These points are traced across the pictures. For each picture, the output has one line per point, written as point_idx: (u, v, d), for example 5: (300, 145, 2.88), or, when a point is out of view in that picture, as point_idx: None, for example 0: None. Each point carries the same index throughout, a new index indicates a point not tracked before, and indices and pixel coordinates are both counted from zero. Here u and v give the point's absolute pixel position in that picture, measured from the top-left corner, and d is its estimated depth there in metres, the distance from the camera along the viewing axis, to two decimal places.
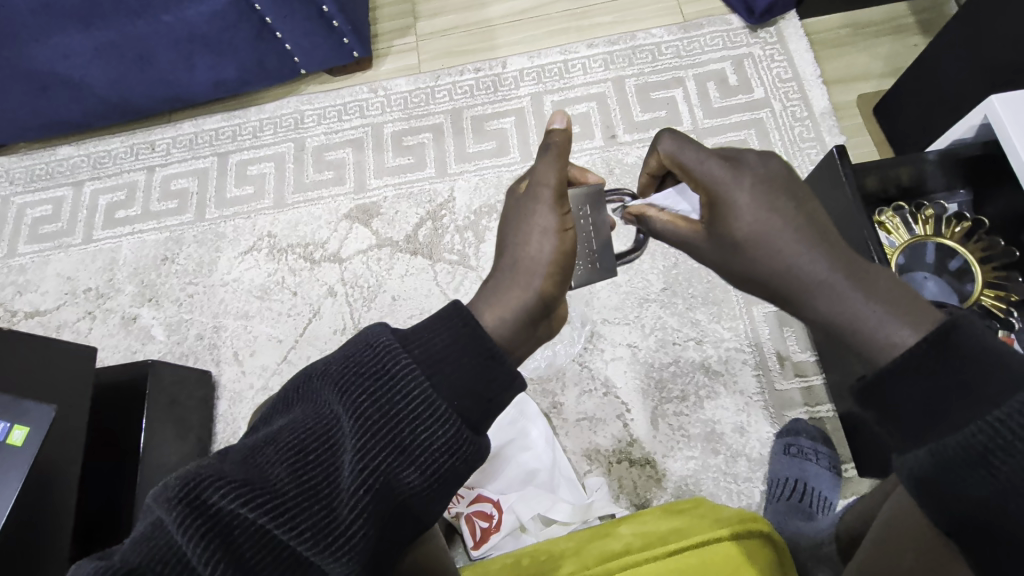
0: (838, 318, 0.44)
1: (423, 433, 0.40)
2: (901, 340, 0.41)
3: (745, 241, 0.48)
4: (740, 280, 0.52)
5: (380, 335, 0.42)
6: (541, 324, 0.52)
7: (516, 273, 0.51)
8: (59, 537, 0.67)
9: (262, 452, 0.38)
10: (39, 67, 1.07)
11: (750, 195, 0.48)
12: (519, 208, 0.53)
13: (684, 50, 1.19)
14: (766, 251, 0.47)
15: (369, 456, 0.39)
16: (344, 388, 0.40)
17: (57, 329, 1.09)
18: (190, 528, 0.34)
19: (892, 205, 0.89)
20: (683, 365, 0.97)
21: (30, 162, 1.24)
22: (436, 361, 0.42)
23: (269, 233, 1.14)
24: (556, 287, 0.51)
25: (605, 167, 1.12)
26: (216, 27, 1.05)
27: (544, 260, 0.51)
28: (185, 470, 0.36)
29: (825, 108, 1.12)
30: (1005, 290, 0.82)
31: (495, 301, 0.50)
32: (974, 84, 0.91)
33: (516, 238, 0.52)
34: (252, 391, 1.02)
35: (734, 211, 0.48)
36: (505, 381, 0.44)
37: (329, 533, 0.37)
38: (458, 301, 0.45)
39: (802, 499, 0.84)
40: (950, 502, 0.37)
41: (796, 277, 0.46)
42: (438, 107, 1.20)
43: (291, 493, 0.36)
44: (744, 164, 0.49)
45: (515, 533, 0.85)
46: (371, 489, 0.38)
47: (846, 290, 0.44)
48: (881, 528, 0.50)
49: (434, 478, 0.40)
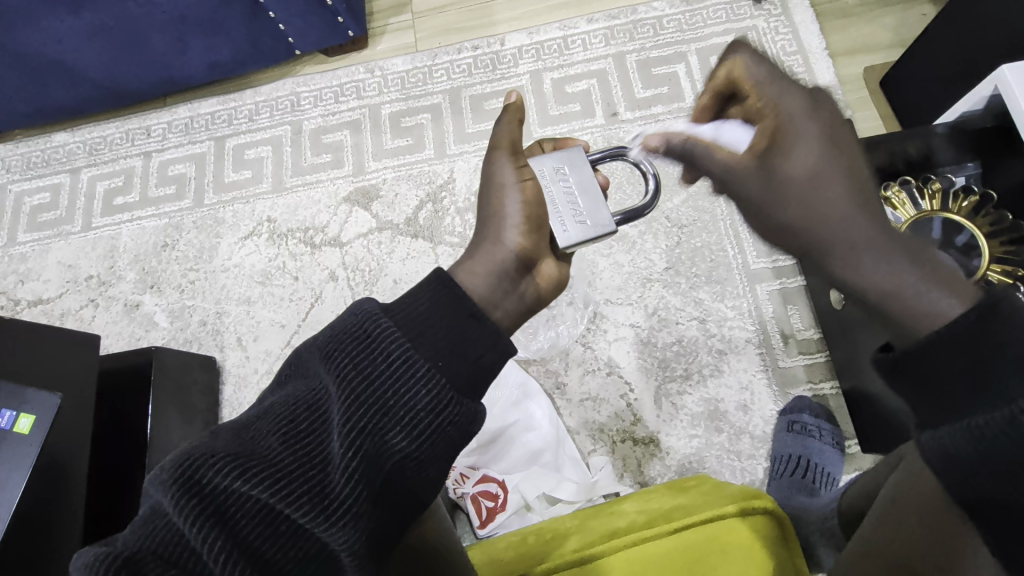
0: (881, 278, 0.42)
1: (405, 392, 0.39)
2: (944, 308, 0.40)
3: (793, 183, 0.46)
4: (766, 226, 0.49)
5: (362, 302, 0.42)
6: (523, 281, 0.51)
7: (489, 232, 0.52)
8: (72, 520, 0.67)
9: (254, 426, 0.38)
10: (31, 50, 1.05)
11: (819, 135, 0.46)
12: (487, 167, 0.56)
13: (687, 23, 1.16)
14: (819, 193, 0.44)
15: (356, 419, 0.38)
16: (328, 356, 0.40)
17: (60, 317, 1.09)
18: (184, 504, 0.34)
19: (898, 179, 0.87)
20: (687, 344, 0.97)
21: (26, 149, 1.22)
22: (418, 323, 0.42)
23: (269, 218, 1.13)
24: (531, 242, 0.52)
25: (606, 145, 1.10)
26: (207, 7, 1.03)
27: (515, 217, 0.52)
28: (181, 450, 0.37)
29: (830, 82, 1.10)
30: (1012, 266, 0.79)
31: (475, 262, 0.50)
32: (984, 53, 0.89)
33: (488, 202, 0.54)
34: (257, 375, 1.03)
35: (795, 150, 0.46)
36: (492, 340, 0.44)
37: (324, 499, 0.36)
38: (441, 268, 0.45)
39: (805, 476, 0.85)
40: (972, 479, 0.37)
41: (841, 221, 0.44)
42: (437, 86, 1.18)
43: (284, 462, 0.36)
44: (821, 104, 0.47)
45: (521, 512, 0.86)
46: (360, 450, 0.38)
47: (893, 248, 0.43)
48: (887, 499, 0.50)
49: (425, 441, 0.40)
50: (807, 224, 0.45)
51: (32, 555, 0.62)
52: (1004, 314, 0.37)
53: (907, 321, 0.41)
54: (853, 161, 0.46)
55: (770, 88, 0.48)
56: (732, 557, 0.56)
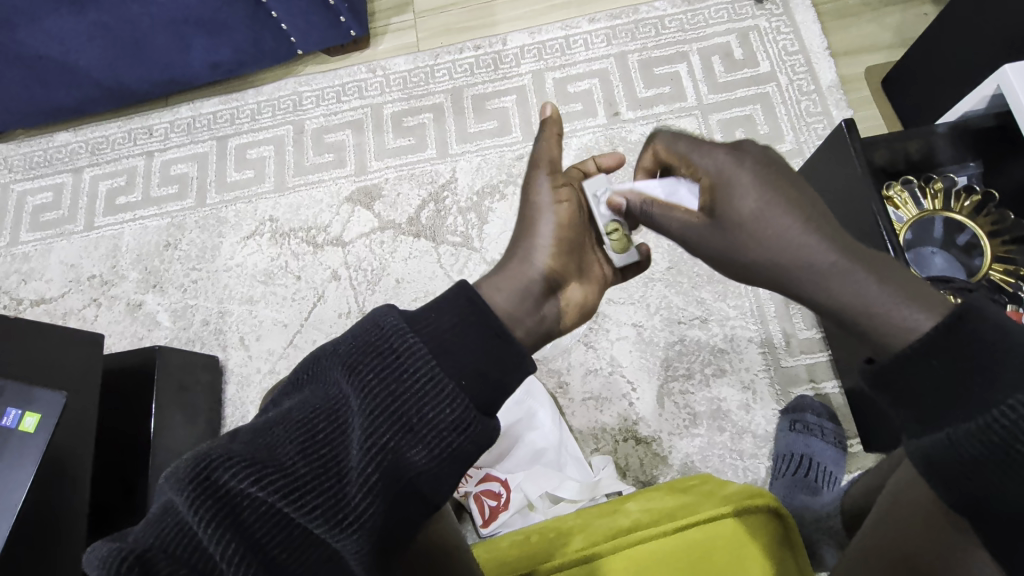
0: (852, 303, 0.46)
1: (427, 409, 0.40)
2: (916, 324, 0.43)
3: (745, 230, 0.50)
4: (733, 269, 0.53)
5: (386, 314, 0.42)
6: (548, 303, 0.55)
7: (522, 255, 0.56)
8: (75, 520, 0.67)
9: (272, 432, 0.38)
10: (33, 51, 1.06)
11: (751, 176, 0.50)
12: (529, 182, 0.60)
13: (688, 23, 1.16)
14: (770, 233, 0.49)
15: (377, 434, 0.38)
16: (352, 366, 0.40)
17: (63, 316, 1.09)
18: (200, 507, 0.34)
19: (901, 179, 0.87)
20: (689, 344, 0.97)
21: (29, 149, 1.23)
22: (444, 340, 0.43)
23: (271, 217, 1.13)
24: (560, 265, 0.57)
25: (608, 145, 1.10)
26: (209, 7, 1.03)
27: (547, 240, 0.57)
28: (199, 449, 0.37)
29: (832, 81, 1.10)
30: (1013, 264, 0.81)
31: (503, 282, 0.53)
32: (986, 53, 0.89)
33: (524, 224, 0.59)
34: (260, 374, 1.03)
35: (737, 194, 0.50)
36: (515, 360, 0.45)
37: (340, 509, 0.37)
38: (466, 282, 0.46)
39: (807, 474, 0.84)
40: (965, 482, 0.38)
41: (801, 255, 0.48)
42: (439, 86, 1.18)
43: (301, 471, 0.36)
44: (744, 151, 0.52)
45: (523, 511, 0.85)
46: (378, 465, 0.38)
47: (853, 267, 0.46)
48: (889, 498, 0.50)
49: (442, 457, 0.40)
50: (771, 265, 0.49)
51: (37, 551, 0.62)
52: (980, 325, 0.39)
53: (887, 343, 0.44)
54: (786, 187, 0.50)
55: (698, 151, 0.54)
56: (745, 557, 0.56)
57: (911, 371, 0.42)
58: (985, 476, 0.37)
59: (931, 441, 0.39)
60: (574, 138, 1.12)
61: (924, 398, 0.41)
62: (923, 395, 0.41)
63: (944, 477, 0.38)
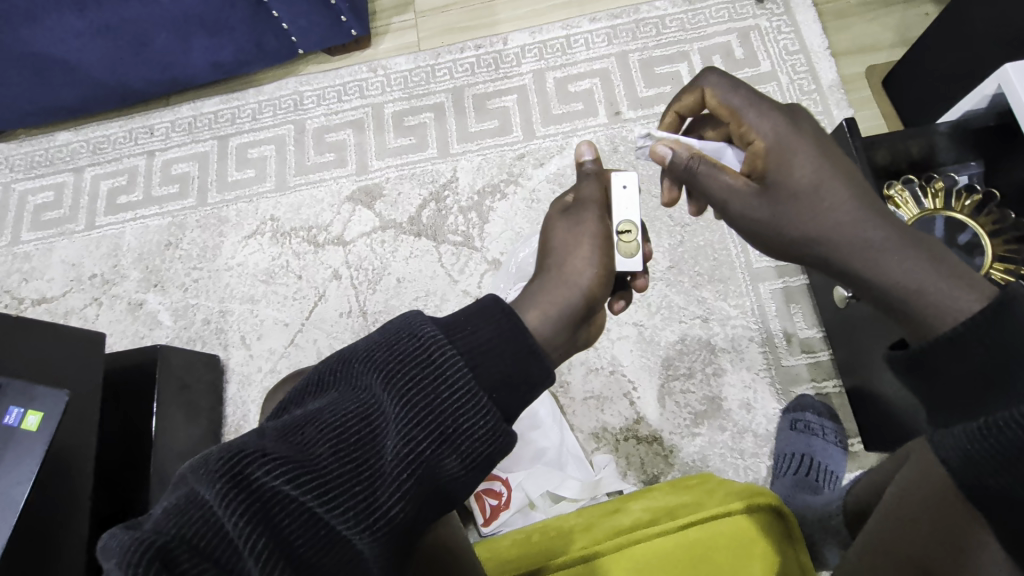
0: (900, 284, 0.46)
1: (464, 421, 0.40)
2: None
3: (801, 200, 0.50)
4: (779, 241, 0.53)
5: (424, 323, 0.42)
6: (583, 323, 0.55)
7: (558, 284, 0.55)
8: (79, 518, 0.67)
9: (303, 431, 0.37)
10: (34, 50, 1.06)
11: (811, 143, 0.51)
12: (576, 215, 0.60)
13: (690, 23, 1.17)
14: (825, 206, 0.50)
15: (413, 442, 0.38)
16: (390, 374, 0.40)
17: (64, 315, 1.09)
18: (231, 501, 0.33)
19: (902, 179, 0.88)
20: (690, 343, 0.97)
21: (30, 148, 1.23)
22: (479, 352, 0.43)
23: (272, 217, 1.13)
24: (596, 292, 0.56)
25: (609, 144, 1.10)
26: (210, 6, 1.03)
27: (586, 275, 0.56)
28: (226, 444, 0.35)
29: (833, 81, 1.10)
30: (1015, 264, 0.78)
31: (542, 302, 0.53)
32: (986, 53, 0.89)
33: (564, 239, 0.58)
34: (261, 373, 1.03)
35: (798, 156, 0.51)
36: (540, 377, 0.45)
37: (370, 512, 0.36)
38: (499, 294, 0.47)
39: (809, 474, 0.85)
40: (999, 475, 0.37)
41: (849, 234, 0.49)
42: (440, 85, 1.18)
43: (335, 472, 0.36)
44: (800, 117, 0.53)
45: (524, 510, 0.86)
46: (413, 472, 0.38)
47: (902, 248, 0.47)
48: (894, 495, 0.50)
49: (473, 466, 0.41)
50: (821, 240, 0.50)
51: (38, 550, 0.62)
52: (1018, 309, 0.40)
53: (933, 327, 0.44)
54: (838, 162, 0.51)
55: (752, 109, 0.54)
56: (753, 545, 0.57)
57: (953, 357, 0.42)
58: (1006, 472, 0.37)
59: (961, 432, 0.40)
60: (575, 138, 1.12)
61: (964, 389, 0.41)
62: (953, 387, 0.42)
63: (967, 473, 0.39)
